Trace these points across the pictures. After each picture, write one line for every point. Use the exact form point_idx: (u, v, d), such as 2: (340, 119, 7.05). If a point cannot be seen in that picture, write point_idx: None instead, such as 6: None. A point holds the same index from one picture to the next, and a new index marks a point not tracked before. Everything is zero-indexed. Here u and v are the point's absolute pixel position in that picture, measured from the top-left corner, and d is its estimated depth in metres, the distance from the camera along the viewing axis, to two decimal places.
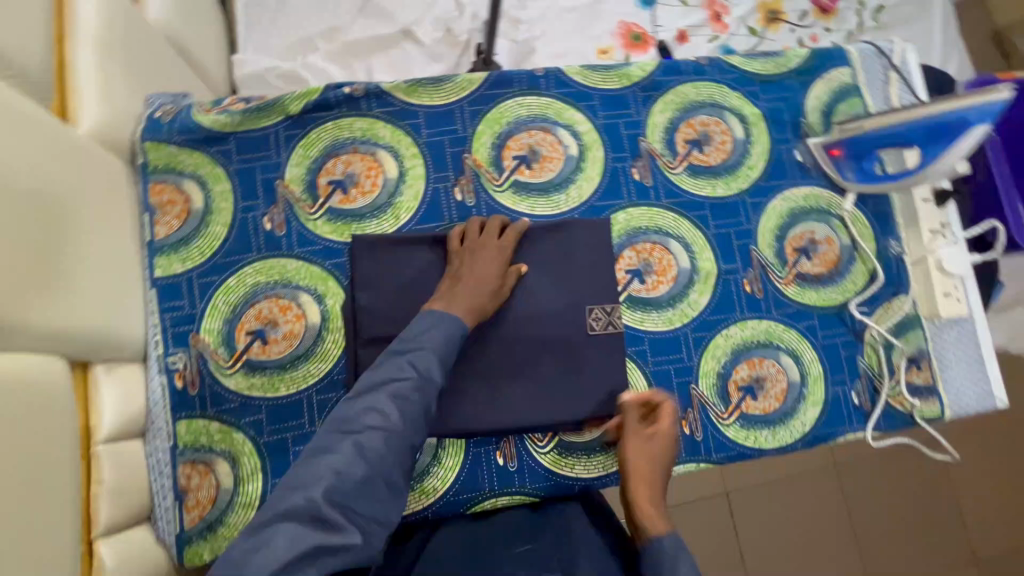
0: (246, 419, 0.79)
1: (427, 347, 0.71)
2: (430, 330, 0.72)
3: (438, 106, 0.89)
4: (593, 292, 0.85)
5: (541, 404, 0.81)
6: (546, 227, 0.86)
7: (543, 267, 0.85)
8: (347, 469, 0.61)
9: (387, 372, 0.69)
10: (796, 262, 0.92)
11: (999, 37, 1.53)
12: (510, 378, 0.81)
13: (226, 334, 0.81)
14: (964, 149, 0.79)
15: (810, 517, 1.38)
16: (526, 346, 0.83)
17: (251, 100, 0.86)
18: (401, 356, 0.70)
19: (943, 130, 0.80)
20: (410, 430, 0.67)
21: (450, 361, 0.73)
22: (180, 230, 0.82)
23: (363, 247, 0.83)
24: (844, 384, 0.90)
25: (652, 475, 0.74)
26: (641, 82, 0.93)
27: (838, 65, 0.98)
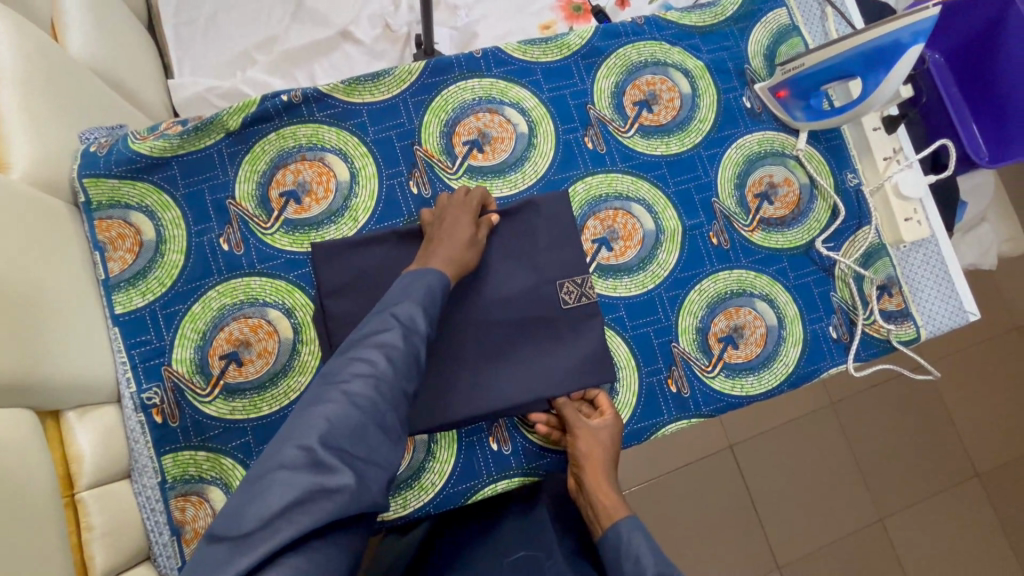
0: (233, 443, 0.78)
1: (409, 299, 0.70)
2: (409, 284, 0.72)
3: (380, 101, 0.87)
4: (562, 266, 0.85)
5: (525, 384, 0.80)
6: (506, 208, 0.85)
7: (509, 249, 0.85)
8: (337, 414, 0.59)
9: (370, 326, 0.67)
10: (759, 208, 0.92)
11: None
12: (491, 362, 0.81)
13: (199, 362, 0.79)
14: (904, 71, 0.78)
15: (811, 456, 1.41)
16: (502, 329, 0.82)
17: (188, 122, 0.84)
18: (383, 310, 0.69)
19: (880, 55, 0.79)
20: (399, 377, 0.65)
21: (435, 312, 0.72)
22: (135, 264, 0.80)
23: (324, 254, 0.82)
24: (821, 320, 0.91)
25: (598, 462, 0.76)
26: (581, 50, 0.93)
27: (774, 8, 0.98)
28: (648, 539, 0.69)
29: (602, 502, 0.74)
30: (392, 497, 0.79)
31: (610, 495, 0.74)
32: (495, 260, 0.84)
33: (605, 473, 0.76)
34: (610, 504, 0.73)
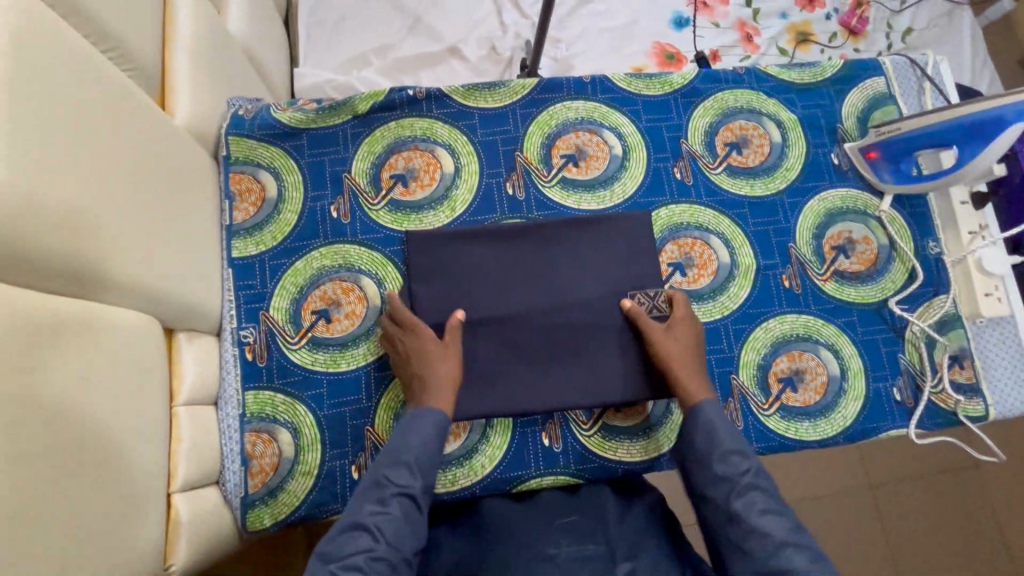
0: (308, 392, 0.84)
1: (404, 453, 0.72)
2: (407, 433, 0.74)
3: (492, 108, 0.96)
4: (634, 281, 0.88)
5: (586, 387, 0.84)
6: (591, 219, 0.90)
7: (586, 257, 0.89)
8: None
9: (368, 488, 0.70)
10: (834, 260, 0.94)
11: None
12: (556, 358, 0.85)
13: (292, 313, 0.87)
14: (1004, 144, 0.80)
15: (834, 542, 1.35)
16: (571, 330, 0.86)
17: (322, 101, 0.94)
18: (379, 467, 0.72)
19: (981, 127, 0.81)
20: (399, 550, 0.66)
21: (430, 460, 0.74)
22: (256, 216, 0.89)
23: (416, 240, 0.88)
24: (884, 380, 0.91)
25: (682, 358, 0.81)
26: (682, 89, 0.99)
27: (873, 75, 1.02)
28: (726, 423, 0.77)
29: (686, 389, 0.79)
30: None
31: (693, 380, 0.80)
32: (572, 265, 0.89)
33: (697, 363, 0.82)
34: (694, 389, 0.79)
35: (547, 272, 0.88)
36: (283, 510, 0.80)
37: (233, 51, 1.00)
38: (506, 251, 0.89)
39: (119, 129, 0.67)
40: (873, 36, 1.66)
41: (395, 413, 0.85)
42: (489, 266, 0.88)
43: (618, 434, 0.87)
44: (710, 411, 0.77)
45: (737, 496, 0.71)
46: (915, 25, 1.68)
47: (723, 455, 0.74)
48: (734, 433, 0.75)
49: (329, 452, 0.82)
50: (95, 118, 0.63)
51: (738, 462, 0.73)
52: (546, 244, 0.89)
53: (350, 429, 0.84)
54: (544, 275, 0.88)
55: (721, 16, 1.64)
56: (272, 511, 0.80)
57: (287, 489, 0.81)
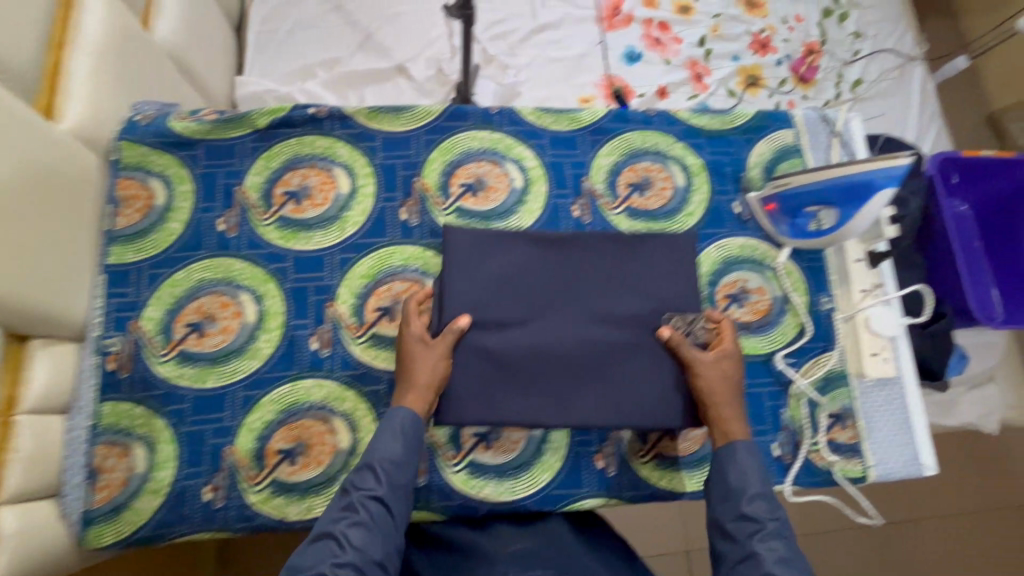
0: (169, 407, 0.82)
1: (375, 461, 0.74)
2: (377, 443, 0.76)
3: (396, 132, 0.95)
4: (669, 302, 0.86)
5: (609, 407, 0.82)
6: (642, 237, 0.89)
7: (623, 273, 0.87)
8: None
9: (341, 498, 0.73)
10: (726, 308, 0.94)
11: (992, 119, 1.87)
12: (584, 375, 0.83)
13: (165, 324, 0.85)
14: (878, 207, 0.86)
15: None
16: (604, 347, 0.84)
17: (223, 112, 0.93)
18: (351, 477, 0.74)
19: (857, 190, 0.87)
20: (371, 553, 0.70)
21: (404, 465, 0.75)
22: (139, 223, 0.87)
23: (458, 235, 0.87)
24: (765, 434, 0.90)
25: (723, 392, 0.80)
26: (590, 126, 0.99)
27: (782, 127, 1.03)
28: (757, 465, 0.77)
29: (717, 420, 0.79)
30: (288, 495, 0.81)
31: (729, 414, 0.79)
32: (613, 281, 0.87)
33: (734, 396, 0.81)
34: (733, 428, 0.79)
35: (586, 284, 0.87)
36: (126, 528, 0.78)
37: (147, 55, 0.99)
38: (550, 257, 0.88)
39: None
40: (822, 84, 1.68)
41: (258, 434, 0.83)
42: (529, 272, 0.87)
43: (487, 471, 0.85)
44: (734, 450, 0.78)
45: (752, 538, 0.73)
46: (865, 78, 1.71)
47: (750, 497, 0.75)
48: (764, 478, 0.76)
49: (182, 471, 0.80)
50: None
51: (764, 508, 0.74)
52: (585, 256, 0.88)
53: (208, 448, 0.82)
54: (582, 286, 0.86)
55: (673, 54, 1.65)
56: (115, 528, 0.78)
57: (133, 507, 0.79)
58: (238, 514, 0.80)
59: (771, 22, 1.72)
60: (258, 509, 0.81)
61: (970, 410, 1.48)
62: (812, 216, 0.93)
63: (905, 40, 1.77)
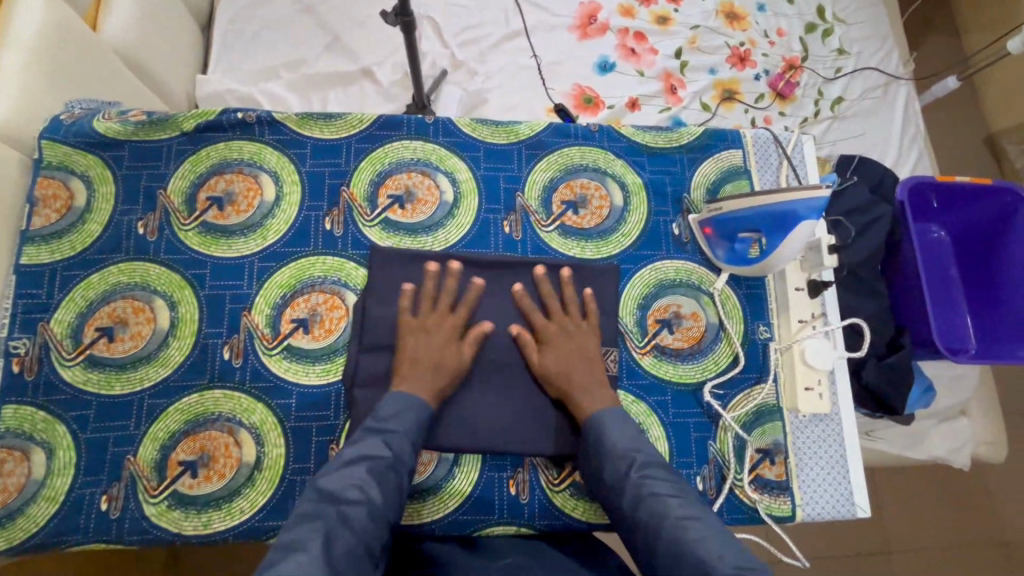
0: (72, 412, 0.81)
1: (400, 426, 0.74)
2: (400, 412, 0.75)
3: (326, 139, 0.94)
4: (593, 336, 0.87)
5: (526, 437, 0.83)
6: (563, 266, 0.89)
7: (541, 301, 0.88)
8: (343, 548, 0.61)
9: (362, 448, 0.71)
10: (657, 333, 0.91)
11: (990, 140, 1.81)
12: (494, 403, 0.84)
13: (75, 327, 0.84)
14: (799, 239, 0.81)
15: None
16: (516, 376, 0.85)
17: (152, 113, 0.92)
18: (377, 433, 0.72)
19: (781, 220, 0.82)
20: (387, 508, 0.67)
21: (421, 440, 0.76)
22: (56, 223, 0.86)
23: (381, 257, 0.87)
24: (689, 468, 0.86)
25: (570, 375, 0.81)
26: (527, 140, 0.96)
27: (730, 146, 1.00)
28: (619, 421, 0.77)
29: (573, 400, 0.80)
30: (186, 508, 0.79)
31: (581, 392, 0.80)
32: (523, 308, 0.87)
33: (588, 374, 0.82)
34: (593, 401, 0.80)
35: (508, 312, 0.87)
36: (17, 536, 0.76)
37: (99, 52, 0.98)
38: (466, 279, 0.88)
39: None
40: (801, 101, 1.63)
41: (162, 444, 0.81)
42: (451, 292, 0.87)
43: None
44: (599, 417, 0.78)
45: (630, 497, 0.70)
46: (847, 95, 1.66)
47: (614, 454, 0.74)
48: (625, 433, 0.75)
49: (80, 478, 0.79)
50: None
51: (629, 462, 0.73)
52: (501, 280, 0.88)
53: (109, 456, 0.80)
54: (509, 314, 0.87)
55: (647, 64, 1.62)
56: (5, 535, 0.76)
57: (26, 513, 0.77)
58: (133, 525, 0.78)
59: (751, 34, 1.68)
60: (155, 521, 0.79)
61: (939, 443, 1.42)
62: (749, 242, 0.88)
63: (891, 57, 1.72)
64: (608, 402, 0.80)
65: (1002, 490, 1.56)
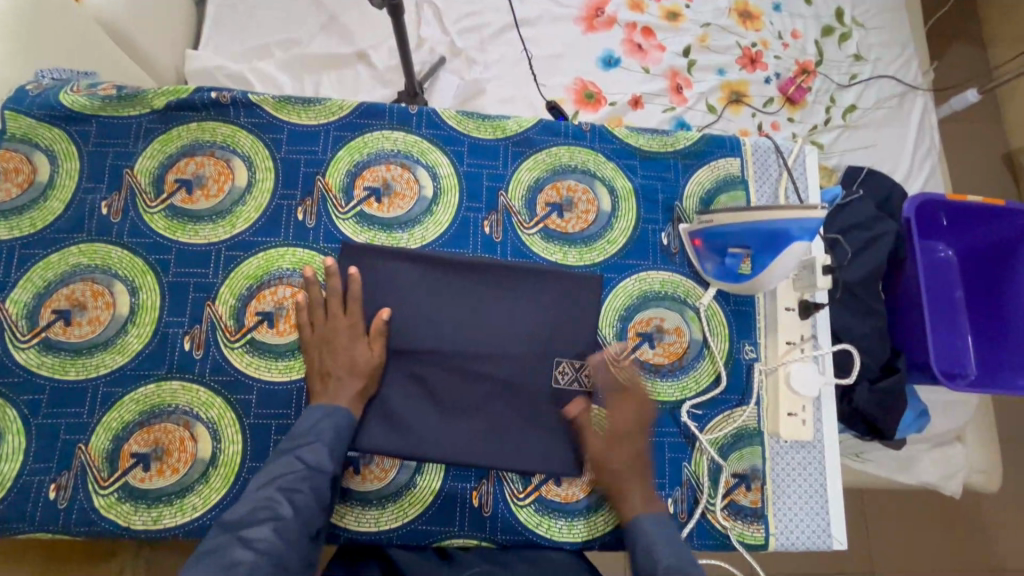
0: (24, 396, 0.78)
1: (316, 439, 0.72)
2: (317, 424, 0.74)
3: (304, 125, 0.89)
4: (566, 346, 0.84)
5: (487, 446, 0.80)
6: (540, 271, 0.86)
7: (513, 307, 0.84)
8: (246, 570, 0.61)
9: (276, 468, 0.70)
10: (637, 347, 0.87)
11: (1011, 157, 1.75)
12: (458, 411, 0.81)
13: (31, 309, 0.81)
14: (790, 262, 0.76)
15: None
16: (482, 382, 0.82)
17: (123, 88, 0.88)
18: (290, 450, 0.71)
19: (772, 239, 0.77)
20: (301, 522, 0.67)
21: (342, 449, 0.74)
22: (17, 199, 0.83)
23: (348, 252, 0.84)
24: (661, 489, 0.83)
25: (621, 457, 0.78)
26: (515, 136, 0.92)
27: (728, 155, 0.95)
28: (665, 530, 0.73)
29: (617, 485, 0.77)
30: (136, 502, 0.77)
31: (627, 478, 0.77)
32: (494, 313, 0.84)
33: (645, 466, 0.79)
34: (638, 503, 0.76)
35: (477, 314, 0.84)
36: None
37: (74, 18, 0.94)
38: (438, 279, 0.84)
39: None
40: (811, 107, 1.57)
41: (115, 434, 0.79)
42: (418, 289, 0.84)
43: (351, 498, 0.79)
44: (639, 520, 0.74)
45: None
46: (861, 104, 1.60)
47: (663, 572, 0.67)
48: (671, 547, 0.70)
49: (29, 465, 0.77)
50: None
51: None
52: (469, 280, 0.85)
53: (60, 444, 0.78)
54: (476, 316, 0.83)
55: (654, 61, 1.56)
56: None
57: None
58: (81, 516, 0.76)
59: (764, 36, 1.61)
60: (103, 513, 0.76)
61: (930, 469, 1.38)
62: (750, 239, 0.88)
63: (910, 67, 1.65)
64: (655, 506, 0.77)
65: (992, 520, 1.53)
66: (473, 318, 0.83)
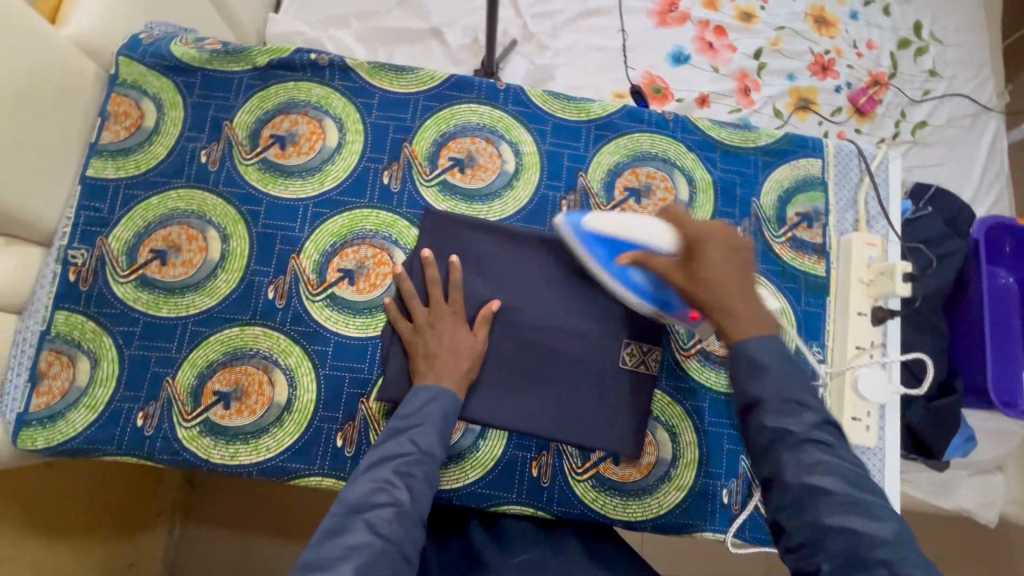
0: (120, 327, 0.83)
1: (426, 422, 0.72)
2: (426, 404, 0.73)
3: (395, 92, 0.92)
4: (635, 329, 0.85)
5: (557, 421, 0.82)
6: None
7: (587, 284, 0.86)
8: (375, 554, 0.60)
9: (388, 449, 0.69)
10: (704, 337, 0.88)
11: None
12: (527, 382, 0.83)
13: (131, 246, 0.85)
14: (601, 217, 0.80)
15: None
16: (550, 356, 0.84)
17: (228, 45, 0.92)
18: (402, 433, 0.71)
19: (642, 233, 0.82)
20: (419, 505, 0.66)
21: (449, 431, 0.74)
22: (125, 140, 0.87)
23: (430, 224, 0.86)
24: (717, 479, 0.84)
25: (712, 292, 0.68)
26: (598, 120, 0.93)
27: (810, 156, 0.94)
28: (775, 357, 0.64)
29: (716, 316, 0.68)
30: (215, 437, 0.81)
31: (732, 311, 0.67)
32: (567, 289, 0.86)
33: (737, 284, 0.68)
34: (744, 323, 0.66)
35: (550, 289, 0.86)
36: (57, 437, 0.79)
37: None
38: (515, 251, 0.86)
39: None
40: (880, 119, 1.55)
41: (200, 371, 0.83)
42: (495, 258, 0.85)
43: None
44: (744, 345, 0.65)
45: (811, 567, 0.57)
46: (931, 120, 1.56)
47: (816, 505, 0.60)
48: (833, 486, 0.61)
49: (120, 392, 0.81)
50: None
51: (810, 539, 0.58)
52: (545, 254, 0.86)
53: (149, 375, 0.82)
54: (548, 292, 0.86)
55: (724, 61, 1.55)
56: (45, 435, 0.79)
57: (67, 418, 0.80)
58: (165, 445, 0.80)
59: (838, 43, 1.59)
60: (185, 444, 0.80)
61: (969, 496, 1.36)
62: (802, 218, 0.92)
63: (986, 87, 1.61)
64: (760, 320, 0.67)
65: None
66: (547, 294, 0.85)
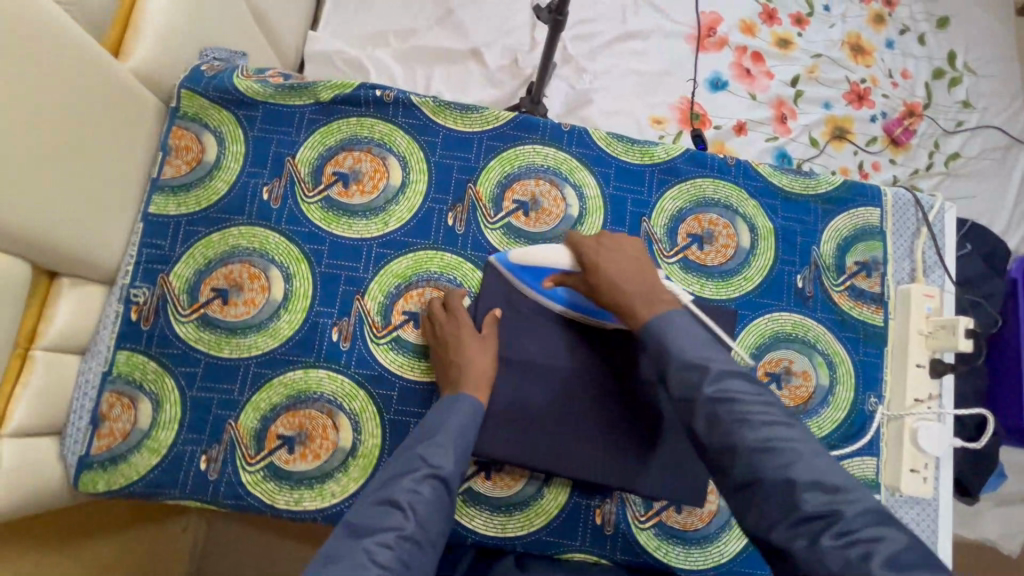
0: (181, 368, 0.82)
1: (440, 437, 0.69)
2: (442, 421, 0.71)
3: (460, 131, 0.91)
4: None
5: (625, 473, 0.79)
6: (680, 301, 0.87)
7: None
8: None
9: (398, 468, 0.65)
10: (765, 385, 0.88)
11: None
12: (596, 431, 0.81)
13: (192, 284, 0.84)
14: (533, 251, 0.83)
15: None
16: (613, 401, 0.81)
17: (290, 78, 0.91)
18: (413, 450, 0.67)
19: None
20: (428, 530, 0.61)
21: (466, 450, 0.70)
22: (185, 175, 0.86)
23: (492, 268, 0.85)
24: None
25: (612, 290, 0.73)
26: (661, 164, 0.93)
27: (869, 204, 0.95)
28: (688, 327, 0.67)
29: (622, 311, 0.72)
30: (280, 482, 0.80)
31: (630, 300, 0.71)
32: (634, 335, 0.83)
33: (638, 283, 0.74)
34: (641, 308, 0.70)
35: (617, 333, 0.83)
36: (118, 480, 0.78)
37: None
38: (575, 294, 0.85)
39: (43, 72, 0.65)
40: (913, 151, 1.56)
41: (263, 415, 0.82)
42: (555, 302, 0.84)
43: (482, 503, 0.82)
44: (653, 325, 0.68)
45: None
46: (963, 152, 1.58)
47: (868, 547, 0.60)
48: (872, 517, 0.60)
49: (183, 434, 0.80)
50: (20, 58, 0.62)
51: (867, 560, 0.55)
52: None
53: (212, 417, 0.81)
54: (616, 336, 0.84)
55: (761, 88, 1.55)
56: (107, 478, 0.78)
57: (129, 460, 0.79)
58: (228, 490, 0.79)
59: (873, 73, 1.59)
60: (249, 489, 0.80)
61: (994, 527, 1.39)
62: (860, 267, 0.93)
63: (1017, 120, 1.63)
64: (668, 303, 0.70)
65: None
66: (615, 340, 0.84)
